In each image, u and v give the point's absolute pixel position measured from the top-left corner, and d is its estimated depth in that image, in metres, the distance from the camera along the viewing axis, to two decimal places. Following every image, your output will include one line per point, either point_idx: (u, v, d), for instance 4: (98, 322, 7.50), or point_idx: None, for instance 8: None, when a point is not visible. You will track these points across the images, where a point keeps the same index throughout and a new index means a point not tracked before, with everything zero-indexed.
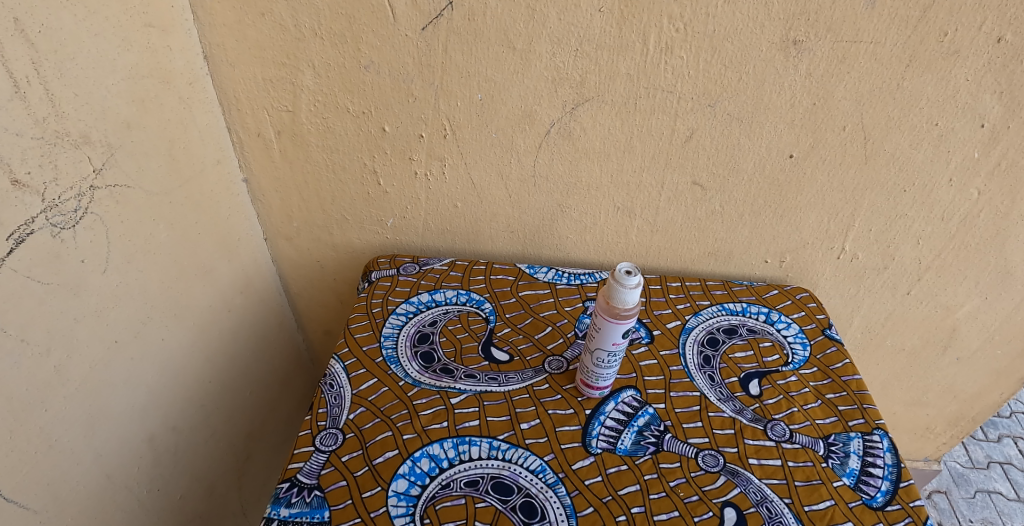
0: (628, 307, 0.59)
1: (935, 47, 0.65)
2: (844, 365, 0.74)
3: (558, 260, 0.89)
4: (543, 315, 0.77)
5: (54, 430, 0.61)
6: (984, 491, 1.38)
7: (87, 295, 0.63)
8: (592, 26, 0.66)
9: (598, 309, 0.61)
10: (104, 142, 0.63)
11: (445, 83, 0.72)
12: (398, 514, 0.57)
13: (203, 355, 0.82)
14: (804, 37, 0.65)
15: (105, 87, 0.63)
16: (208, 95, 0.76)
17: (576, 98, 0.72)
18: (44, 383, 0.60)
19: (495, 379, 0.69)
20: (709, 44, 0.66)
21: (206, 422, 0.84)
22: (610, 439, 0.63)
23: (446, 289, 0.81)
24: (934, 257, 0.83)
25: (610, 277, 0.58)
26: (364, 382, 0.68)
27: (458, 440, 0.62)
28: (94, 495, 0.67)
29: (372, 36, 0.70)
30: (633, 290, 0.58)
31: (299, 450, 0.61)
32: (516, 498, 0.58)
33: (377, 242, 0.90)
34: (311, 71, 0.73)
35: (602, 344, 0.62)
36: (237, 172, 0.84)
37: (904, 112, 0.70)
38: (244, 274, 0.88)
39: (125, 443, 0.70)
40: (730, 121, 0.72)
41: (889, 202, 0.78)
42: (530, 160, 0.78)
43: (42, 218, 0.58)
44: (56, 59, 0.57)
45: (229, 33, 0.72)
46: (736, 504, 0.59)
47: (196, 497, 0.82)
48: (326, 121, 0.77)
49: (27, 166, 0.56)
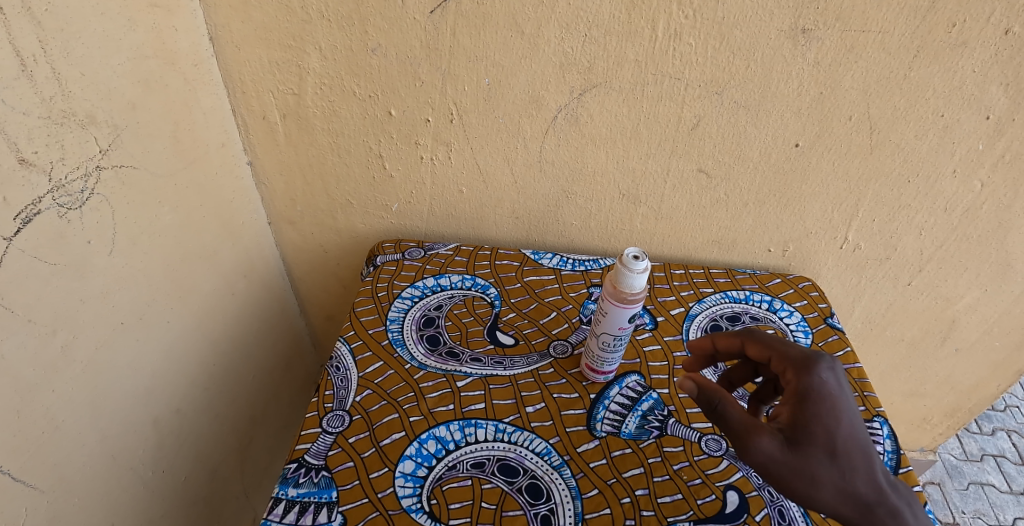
0: (634, 292, 0.59)
1: (942, 38, 0.65)
2: (845, 354, 0.74)
3: (562, 246, 0.89)
4: (547, 300, 0.78)
5: (61, 411, 0.61)
6: (977, 483, 1.40)
7: (93, 275, 0.63)
8: (601, 11, 0.66)
9: (604, 293, 0.61)
10: (110, 123, 0.63)
11: (452, 67, 0.72)
12: (405, 495, 0.57)
13: (206, 337, 0.82)
14: (813, 26, 0.65)
15: (111, 67, 0.62)
16: (213, 76, 0.76)
17: (584, 83, 0.72)
18: (51, 364, 0.60)
19: (500, 363, 0.69)
20: (717, 31, 0.66)
21: (209, 405, 0.84)
22: (615, 422, 0.64)
23: (451, 273, 0.81)
24: (936, 248, 0.83)
25: (618, 261, 0.59)
26: (370, 365, 0.68)
27: (464, 423, 0.63)
28: (100, 475, 0.67)
29: (380, 19, 0.69)
30: (640, 275, 0.58)
31: (306, 431, 0.62)
32: (521, 480, 0.59)
33: (381, 227, 0.91)
34: (317, 53, 0.73)
35: (607, 330, 0.62)
36: (241, 155, 0.83)
37: (911, 102, 0.70)
38: (247, 258, 0.88)
39: (130, 424, 0.70)
40: (737, 109, 0.72)
41: (893, 193, 0.78)
42: (536, 146, 0.78)
43: (49, 199, 0.57)
44: (62, 37, 0.57)
45: (234, 14, 0.71)
46: (739, 488, 0.60)
47: (199, 479, 0.83)
48: (332, 105, 0.77)
49: (34, 146, 0.55)
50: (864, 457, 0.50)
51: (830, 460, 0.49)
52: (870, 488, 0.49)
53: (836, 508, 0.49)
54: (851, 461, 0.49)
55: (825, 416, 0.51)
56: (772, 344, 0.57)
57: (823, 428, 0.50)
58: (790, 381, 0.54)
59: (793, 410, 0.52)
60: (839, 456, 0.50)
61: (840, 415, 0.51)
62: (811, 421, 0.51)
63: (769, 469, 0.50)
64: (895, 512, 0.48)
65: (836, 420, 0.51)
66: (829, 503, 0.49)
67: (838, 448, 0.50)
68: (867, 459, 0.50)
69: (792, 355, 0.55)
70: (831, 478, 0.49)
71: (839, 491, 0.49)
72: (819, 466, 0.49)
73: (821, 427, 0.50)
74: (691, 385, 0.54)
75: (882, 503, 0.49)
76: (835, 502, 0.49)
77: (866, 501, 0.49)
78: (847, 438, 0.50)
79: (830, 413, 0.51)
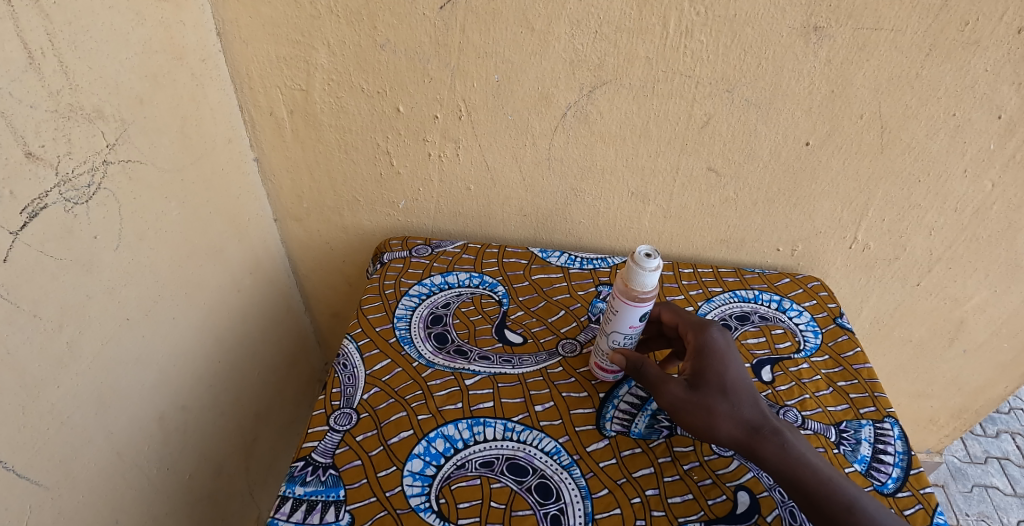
0: (647, 290, 0.58)
1: (955, 36, 0.65)
2: (855, 354, 0.74)
3: (569, 245, 0.89)
4: (556, 299, 0.77)
5: (66, 407, 0.61)
6: (981, 485, 1.39)
7: (99, 271, 0.63)
8: (612, 7, 0.66)
9: (616, 290, 0.61)
10: (117, 117, 0.62)
11: (462, 63, 0.72)
12: (414, 493, 0.57)
13: (212, 334, 0.81)
14: (825, 24, 0.65)
15: (119, 62, 0.62)
16: (221, 72, 0.76)
17: (594, 81, 0.71)
18: (56, 359, 0.59)
19: (509, 362, 0.69)
20: (729, 29, 0.66)
21: (214, 403, 0.83)
22: (624, 422, 0.64)
23: (458, 271, 0.80)
24: (945, 249, 0.83)
25: (631, 258, 0.58)
26: (378, 362, 0.67)
27: (473, 421, 0.62)
28: (106, 472, 0.66)
29: (389, 14, 0.69)
30: (653, 273, 0.57)
31: (314, 429, 0.61)
32: (531, 479, 0.58)
33: (388, 225, 0.90)
34: (325, 49, 0.72)
35: (618, 326, 0.62)
36: (248, 151, 0.83)
37: (922, 101, 0.70)
38: (253, 254, 0.88)
39: (135, 421, 0.70)
40: (747, 107, 0.72)
41: (903, 193, 0.78)
42: (545, 143, 0.77)
43: (56, 193, 0.57)
44: (70, 30, 0.57)
45: (242, 9, 0.71)
46: (750, 488, 0.59)
47: (204, 477, 0.82)
48: (339, 101, 0.77)
49: (41, 140, 0.55)
50: (752, 393, 0.59)
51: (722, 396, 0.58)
52: (756, 414, 0.58)
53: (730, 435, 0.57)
54: (740, 396, 0.58)
55: (714, 363, 0.60)
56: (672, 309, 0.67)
57: (713, 373, 0.59)
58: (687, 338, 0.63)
59: (691, 362, 0.61)
60: (730, 393, 0.58)
61: (728, 362, 0.60)
62: (704, 368, 0.60)
63: (675, 408, 0.59)
64: (777, 431, 0.57)
65: (724, 365, 0.60)
66: (728, 432, 0.57)
67: (728, 386, 0.59)
68: (751, 389, 0.59)
69: (685, 315, 0.65)
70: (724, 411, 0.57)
71: (731, 419, 0.57)
72: (715, 401, 0.58)
73: (712, 370, 0.60)
74: (619, 359, 0.63)
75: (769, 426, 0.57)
76: (731, 430, 0.57)
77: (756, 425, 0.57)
78: (735, 378, 0.59)
79: (720, 361, 0.60)
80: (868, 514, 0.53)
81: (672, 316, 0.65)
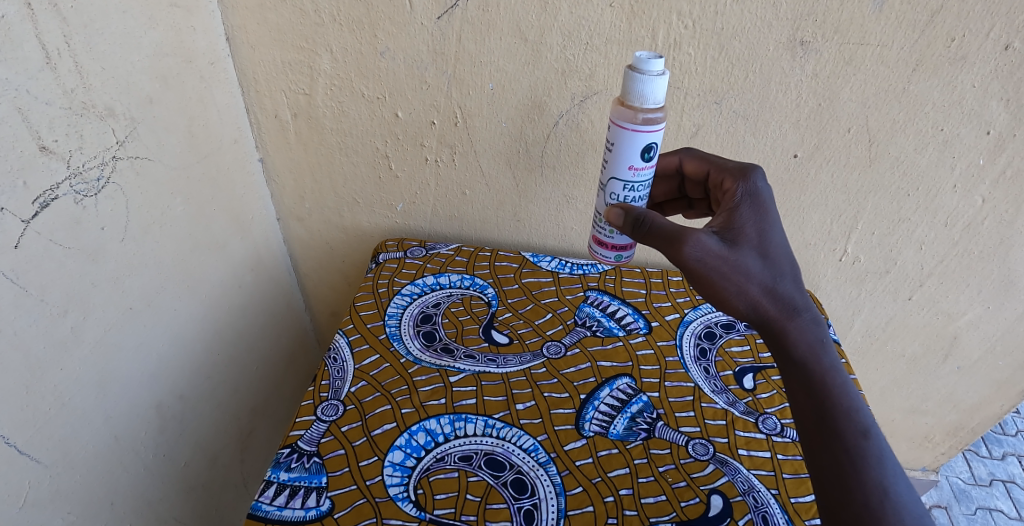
0: (652, 100, 0.58)
1: (942, 52, 0.66)
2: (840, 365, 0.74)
3: (562, 251, 0.90)
4: (544, 302, 0.79)
5: (67, 388, 0.64)
6: (985, 508, 1.37)
7: (105, 261, 0.66)
8: (602, 20, 0.68)
9: (621, 118, 0.60)
10: (127, 116, 0.66)
11: (458, 71, 0.74)
12: (392, 483, 0.59)
13: (212, 326, 0.84)
14: (812, 38, 0.67)
15: (130, 63, 0.65)
16: (229, 75, 0.79)
17: (585, 90, 0.73)
18: (60, 343, 0.62)
19: (493, 361, 0.70)
20: (716, 42, 0.68)
21: (212, 395, 0.86)
22: (603, 423, 0.65)
23: (450, 273, 0.83)
24: (936, 264, 0.83)
25: (629, 69, 0.57)
26: (366, 357, 0.70)
27: (454, 417, 0.64)
28: (103, 454, 0.69)
29: (389, 23, 0.72)
30: (657, 77, 0.57)
31: (301, 418, 0.63)
32: (507, 474, 0.60)
33: (386, 226, 0.93)
34: (328, 55, 0.75)
35: (630, 162, 0.61)
36: (253, 152, 0.86)
37: (910, 115, 0.71)
38: (255, 251, 0.91)
39: (133, 406, 0.72)
40: (736, 119, 0.73)
41: (893, 206, 0.78)
42: (538, 150, 0.79)
43: (66, 185, 0.60)
44: (87, 33, 0.60)
45: (251, 16, 0.74)
46: (723, 492, 0.60)
47: (200, 465, 0.84)
48: (341, 105, 0.80)
49: (55, 134, 0.58)
50: (791, 265, 0.60)
51: (762, 261, 0.59)
52: (796, 293, 0.59)
53: (760, 302, 0.58)
54: (778, 267, 0.59)
55: (757, 223, 0.61)
56: (710, 159, 0.69)
57: (756, 231, 0.61)
58: (730, 186, 0.65)
59: (729, 215, 0.62)
60: (768, 260, 0.59)
61: (768, 224, 0.61)
62: (744, 222, 0.61)
63: (706, 260, 0.58)
64: (816, 319, 0.58)
65: (765, 221, 0.61)
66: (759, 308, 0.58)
67: (769, 253, 0.59)
68: (793, 261, 0.60)
69: (729, 166, 0.67)
70: (762, 277, 0.58)
71: (766, 289, 0.58)
72: (750, 261, 0.58)
73: (754, 227, 0.61)
74: (618, 212, 0.63)
75: (804, 308, 0.59)
76: (756, 295, 0.58)
77: (793, 304, 0.58)
78: (775, 243, 0.60)
79: (761, 221, 0.61)
80: (879, 443, 0.55)
81: (697, 162, 0.70)
